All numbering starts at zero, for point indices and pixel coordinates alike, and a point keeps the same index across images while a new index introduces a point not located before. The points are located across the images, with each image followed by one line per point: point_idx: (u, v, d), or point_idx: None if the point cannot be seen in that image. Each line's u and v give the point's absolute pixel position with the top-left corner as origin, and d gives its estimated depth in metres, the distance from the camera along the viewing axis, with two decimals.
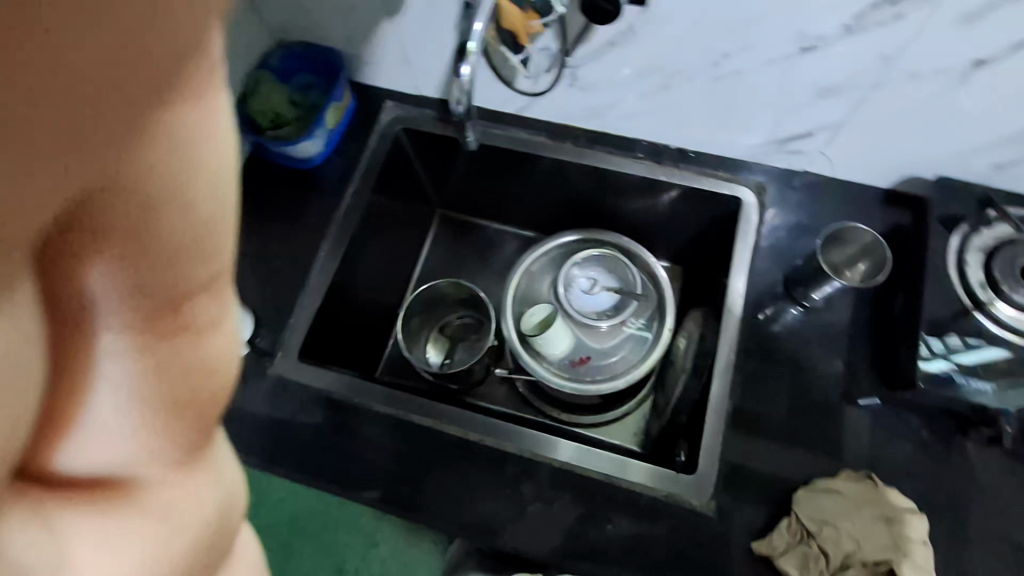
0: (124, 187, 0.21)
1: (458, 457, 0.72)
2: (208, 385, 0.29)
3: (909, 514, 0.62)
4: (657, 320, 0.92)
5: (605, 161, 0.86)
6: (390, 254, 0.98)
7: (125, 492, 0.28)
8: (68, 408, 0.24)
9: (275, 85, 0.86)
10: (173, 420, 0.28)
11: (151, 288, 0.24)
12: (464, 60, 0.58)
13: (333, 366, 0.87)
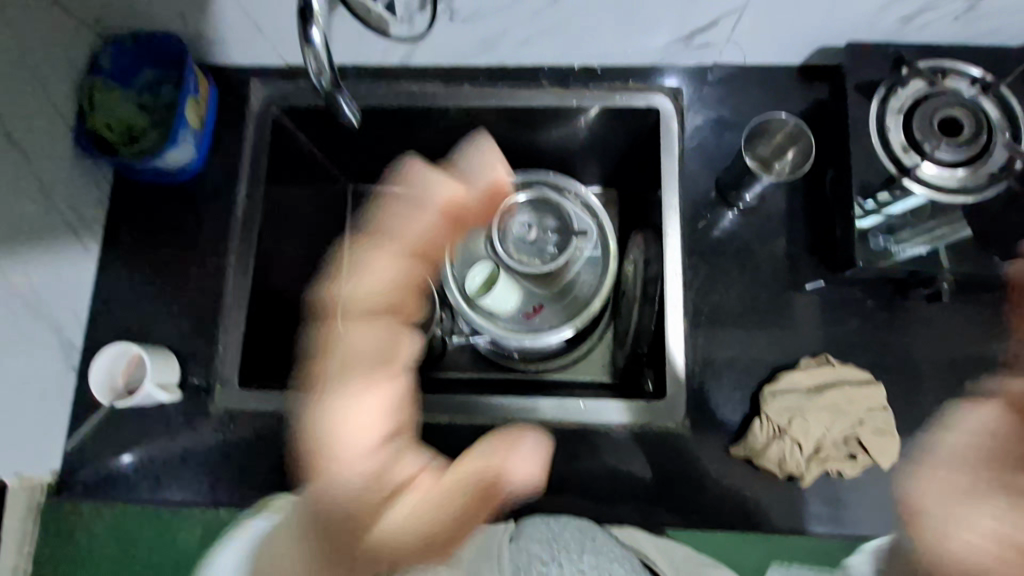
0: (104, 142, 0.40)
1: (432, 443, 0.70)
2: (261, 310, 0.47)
3: (867, 386, 0.65)
4: (601, 249, 0.91)
5: (510, 97, 0.80)
6: (311, 248, 0.90)
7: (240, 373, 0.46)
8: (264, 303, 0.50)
9: (117, 91, 0.74)
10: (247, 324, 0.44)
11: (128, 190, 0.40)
12: (311, 21, 0.48)
13: (282, 380, 0.82)
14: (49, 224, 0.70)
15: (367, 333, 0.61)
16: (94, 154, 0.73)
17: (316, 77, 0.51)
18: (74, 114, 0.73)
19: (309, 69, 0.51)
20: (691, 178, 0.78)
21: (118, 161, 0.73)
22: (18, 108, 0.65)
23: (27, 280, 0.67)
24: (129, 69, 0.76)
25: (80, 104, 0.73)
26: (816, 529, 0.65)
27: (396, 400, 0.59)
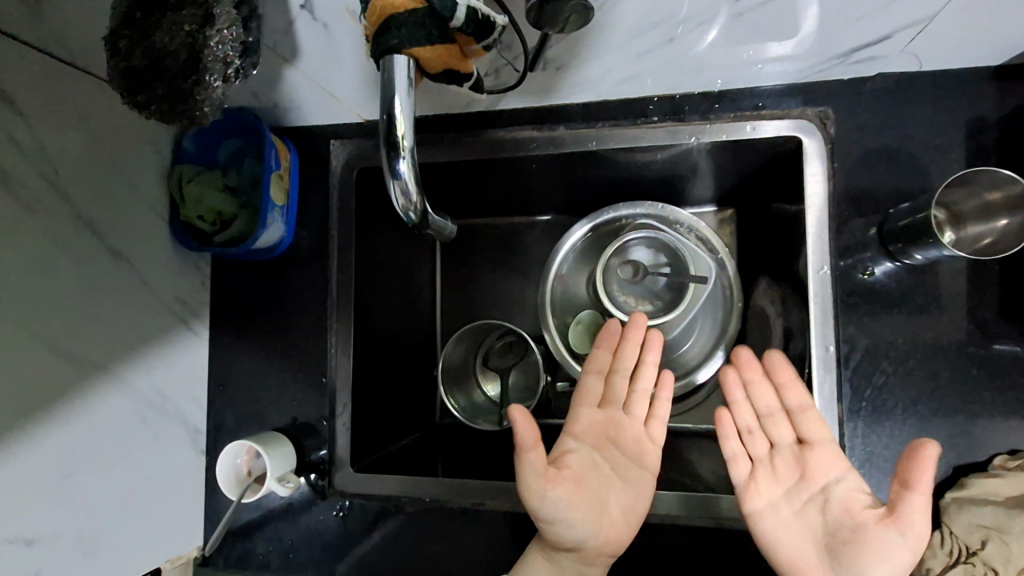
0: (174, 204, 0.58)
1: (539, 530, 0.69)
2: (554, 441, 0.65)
3: None
4: (719, 288, 0.81)
5: (611, 139, 0.69)
6: (408, 302, 0.88)
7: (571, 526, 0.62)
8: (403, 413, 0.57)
9: (201, 174, 0.71)
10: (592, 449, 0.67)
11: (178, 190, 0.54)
12: (398, 158, 0.42)
13: (395, 444, 0.82)
14: (164, 324, 0.72)
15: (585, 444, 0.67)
16: (190, 244, 0.72)
17: (402, 211, 0.45)
18: (168, 207, 0.72)
19: (395, 204, 0.45)
20: (839, 224, 0.65)
21: (219, 251, 0.72)
22: (118, 222, 0.65)
23: (152, 385, 0.69)
24: (210, 147, 0.74)
25: (172, 194, 0.72)
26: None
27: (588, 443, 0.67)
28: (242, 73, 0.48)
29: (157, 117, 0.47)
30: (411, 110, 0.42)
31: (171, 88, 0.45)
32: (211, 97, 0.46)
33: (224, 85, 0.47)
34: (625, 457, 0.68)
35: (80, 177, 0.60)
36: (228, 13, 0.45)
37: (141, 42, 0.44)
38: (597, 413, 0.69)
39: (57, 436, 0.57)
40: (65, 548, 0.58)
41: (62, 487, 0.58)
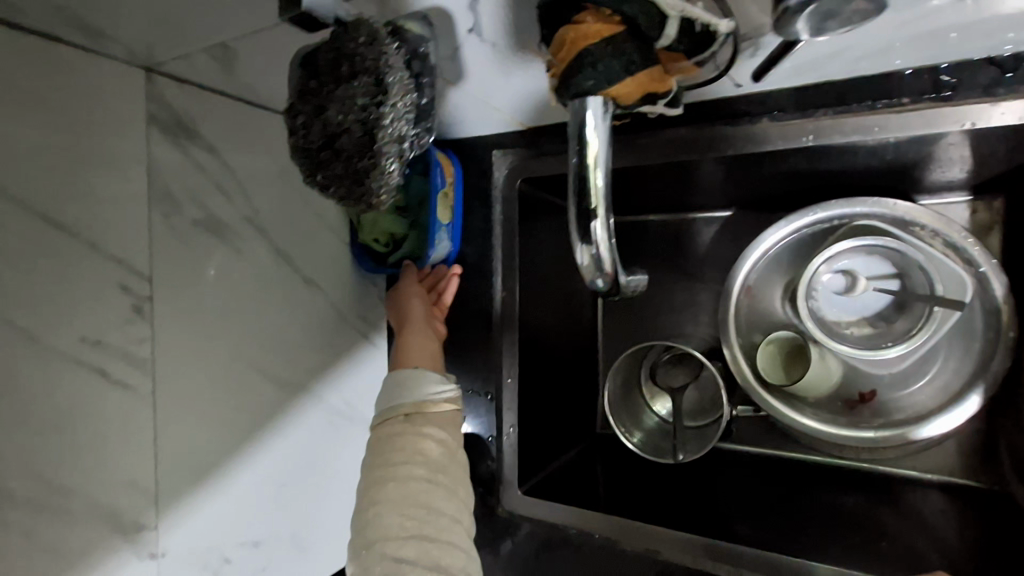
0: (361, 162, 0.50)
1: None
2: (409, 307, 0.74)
3: None
4: (977, 310, 0.62)
5: (833, 131, 0.55)
6: (570, 313, 0.82)
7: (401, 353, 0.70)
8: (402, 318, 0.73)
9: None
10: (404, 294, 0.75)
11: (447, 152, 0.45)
12: (592, 218, 0.39)
13: (558, 464, 0.80)
14: (348, 340, 0.76)
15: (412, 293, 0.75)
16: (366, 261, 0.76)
17: (588, 275, 0.42)
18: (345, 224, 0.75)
19: (582, 268, 0.42)
20: None
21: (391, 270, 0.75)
22: (307, 251, 0.69)
23: (342, 399, 0.75)
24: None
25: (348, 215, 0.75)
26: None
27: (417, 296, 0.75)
28: (412, 142, 0.46)
29: (336, 196, 0.45)
30: (603, 156, 0.39)
31: (348, 167, 0.42)
32: (385, 179, 0.44)
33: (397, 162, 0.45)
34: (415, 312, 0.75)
35: (274, 214, 0.64)
36: (400, 79, 0.41)
37: (318, 119, 0.41)
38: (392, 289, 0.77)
39: (268, 452, 0.64)
40: (280, 547, 0.66)
41: (277, 493, 0.65)
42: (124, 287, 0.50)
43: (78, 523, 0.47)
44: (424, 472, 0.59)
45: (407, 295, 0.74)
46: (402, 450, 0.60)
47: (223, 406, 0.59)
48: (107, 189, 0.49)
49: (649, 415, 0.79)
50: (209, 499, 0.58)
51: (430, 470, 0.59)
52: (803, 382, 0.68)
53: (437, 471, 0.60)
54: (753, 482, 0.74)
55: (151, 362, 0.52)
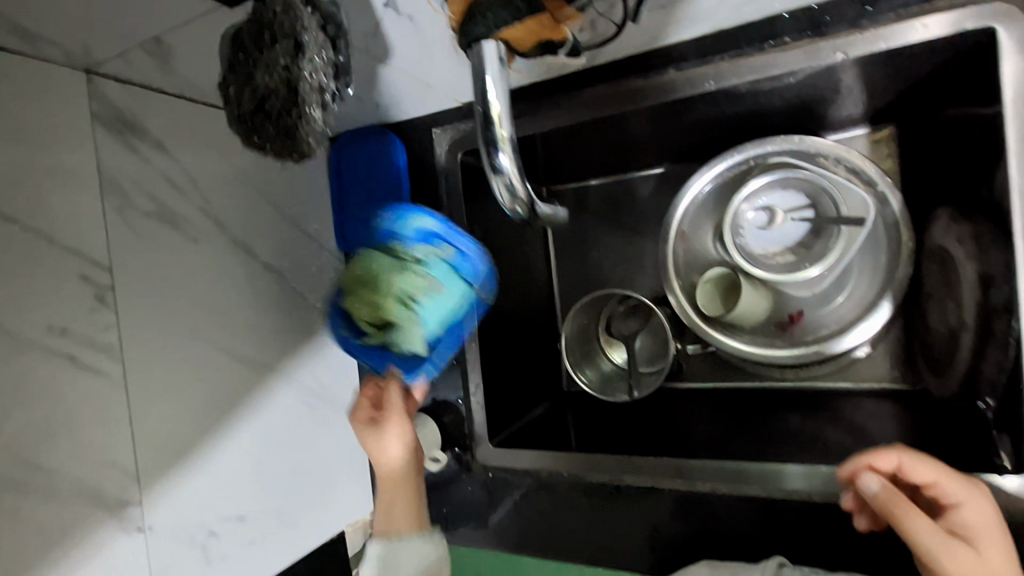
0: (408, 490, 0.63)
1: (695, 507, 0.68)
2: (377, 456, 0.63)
3: None
4: (881, 226, 0.69)
5: (731, 73, 0.61)
6: (526, 276, 0.87)
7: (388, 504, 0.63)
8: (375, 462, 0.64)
9: (386, 266, 0.63)
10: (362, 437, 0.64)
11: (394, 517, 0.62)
12: (499, 149, 0.44)
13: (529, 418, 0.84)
14: (313, 322, 0.79)
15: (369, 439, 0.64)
16: (362, 337, 0.68)
17: (509, 206, 0.47)
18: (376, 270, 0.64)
19: (503, 202, 0.47)
20: None
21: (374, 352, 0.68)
22: (264, 239, 0.72)
23: (312, 380, 0.77)
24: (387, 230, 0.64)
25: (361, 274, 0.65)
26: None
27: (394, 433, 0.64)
28: (337, 98, 0.48)
29: (273, 154, 0.50)
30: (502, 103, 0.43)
31: (279, 124, 0.47)
32: (311, 131, 0.47)
33: (323, 114, 0.48)
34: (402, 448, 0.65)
35: (226, 204, 0.67)
36: (315, 38, 0.45)
37: (247, 86, 0.47)
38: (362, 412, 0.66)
39: (244, 430, 0.67)
40: (265, 520, 0.68)
41: (255, 470, 0.68)
42: (85, 277, 0.53)
43: (62, 500, 0.50)
44: None
45: (372, 434, 0.64)
46: None
47: (195, 389, 0.62)
48: (58, 185, 0.52)
49: (602, 363, 0.85)
50: (189, 476, 0.60)
51: None
52: (738, 313, 0.74)
53: None
54: (706, 411, 0.80)
55: (118, 347, 0.55)
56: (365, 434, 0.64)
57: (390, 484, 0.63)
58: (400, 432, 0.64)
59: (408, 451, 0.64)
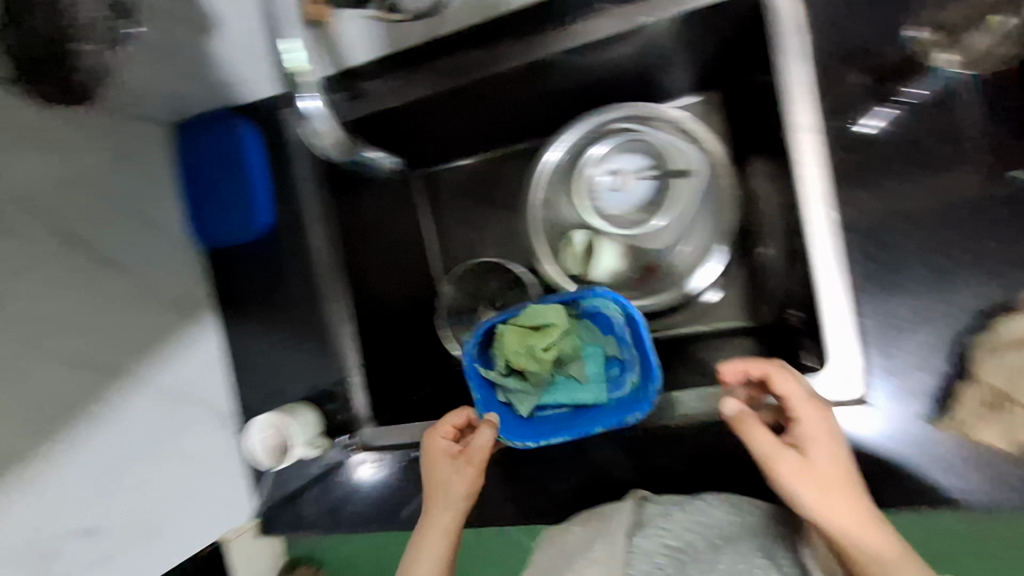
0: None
1: (574, 452, 0.72)
2: (448, 524, 0.59)
3: None
4: (714, 181, 0.76)
5: (562, 40, 0.67)
6: (401, 258, 0.86)
7: (430, 534, 0.59)
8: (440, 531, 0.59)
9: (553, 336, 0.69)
10: (456, 496, 0.60)
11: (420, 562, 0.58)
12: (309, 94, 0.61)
13: (414, 397, 0.83)
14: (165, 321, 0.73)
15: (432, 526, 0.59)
16: (484, 370, 0.69)
17: (328, 145, 0.65)
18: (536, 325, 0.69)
19: (326, 142, 0.65)
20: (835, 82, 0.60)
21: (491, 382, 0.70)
22: (98, 232, 0.66)
23: (174, 380, 0.73)
24: (571, 300, 0.68)
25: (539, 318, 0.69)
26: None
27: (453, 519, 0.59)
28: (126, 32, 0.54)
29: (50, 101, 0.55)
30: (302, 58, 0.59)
31: (57, 82, 0.53)
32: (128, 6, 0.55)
33: (96, 43, 0.51)
34: (439, 503, 0.60)
35: (46, 195, 0.60)
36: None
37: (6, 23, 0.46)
38: (444, 468, 0.61)
39: (88, 438, 0.61)
40: (124, 533, 0.63)
41: (104, 480, 0.62)
42: None
43: None
44: None
45: (457, 482, 0.60)
46: None
47: (18, 397, 0.55)
48: None
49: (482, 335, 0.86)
50: (15, 493, 0.54)
51: None
52: (598, 270, 0.79)
53: None
54: None
55: None
56: (441, 461, 0.61)
57: (430, 538, 0.59)
58: (475, 467, 0.60)
59: (473, 481, 0.60)
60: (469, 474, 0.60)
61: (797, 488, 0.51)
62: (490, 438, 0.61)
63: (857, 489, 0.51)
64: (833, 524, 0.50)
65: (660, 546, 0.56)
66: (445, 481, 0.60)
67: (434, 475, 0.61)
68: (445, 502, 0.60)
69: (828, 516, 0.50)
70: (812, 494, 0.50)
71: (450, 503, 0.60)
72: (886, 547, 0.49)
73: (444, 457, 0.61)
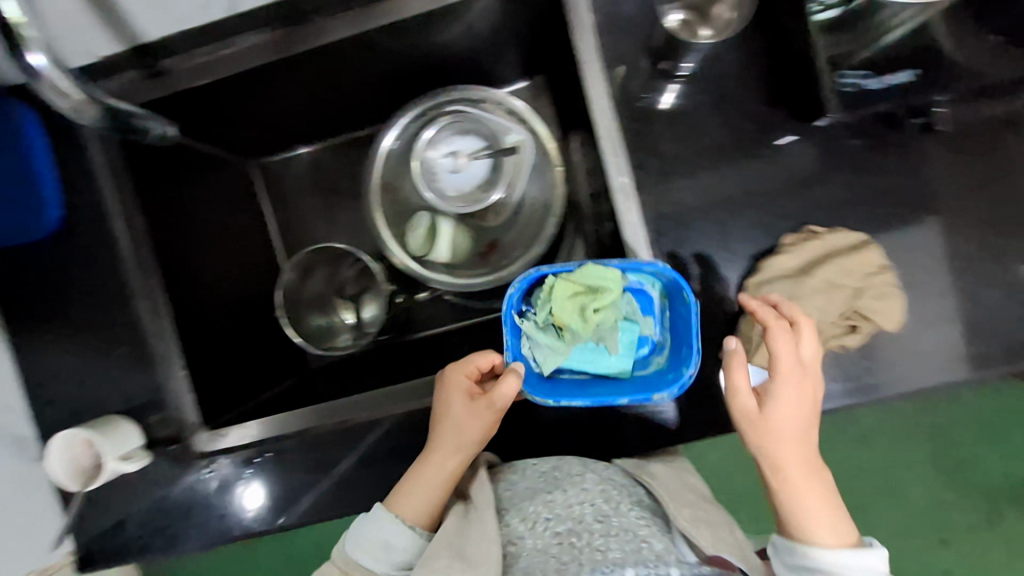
0: (425, 462, 0.64)
1: (419, 440, 0.70)
2: (465, 445, 0.63)
3: (852, 250, 0.64)
4: (543, 158, 0.79)
5: (375, 17, 0.67)
6: (232, 250, 0.81)
7: (434, 449, 0.63)
8: (442, 449, 0.63)
9: (602, 303, 0.62)
10: (471, 425, 0.62)
11: (442, 453, 0.63)
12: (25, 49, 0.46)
13: (253, 399, 0.77)
14: None
15: (445, 441, 0.63)
16: (525, 318, 0.64)
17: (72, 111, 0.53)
18: (578, 295, 0.61)
19: (62, 104, 0.52)
20: (625, 61, 0.66)
21: (524, 331, 0.64)
22: None
23: None
24: (633, 266, 0.60)
25: (579, 291, 0.61)
26: (862, 397, 0.62)
27: (465, 446, 0.63)
28: None
29: None
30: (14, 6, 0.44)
31: None
32: None
33: None
34: (446, 433, 0.63)
35: None
36: None
37: None
38: (461, 399, 0.63)
39: None
40: None
41: None
42: None
43: None
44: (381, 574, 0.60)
45: (468, 414, 0.62)
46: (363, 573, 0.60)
47: None
48: None
49: (336, 319, 0.86)
50: None
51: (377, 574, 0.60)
52: (440, 249, 0.79)
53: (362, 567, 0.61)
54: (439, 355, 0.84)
55: None
56: (457, 398, 0.63)
57: (434, 472, 0.63)
58: (490, 413, 0.61)
59: (484, 426, 0.62)
60: (475, 415, 0.62)
61: (759, 439, 0.56)
62: (516, 388, 0.59)
63: (807, 447, 0.57)
64: (779, 468, 0.56)
65: (551, 534, 0.54)
66: (457, 410, 0.63)
67: (452, 411, 0.63)
68: (454, 430, 0.63)
69: (777, 462, 0.56)
70: (770, 444, 0.56)
71: (470, 424, 0.62)
72: (813, 493, 0.56)
73: (461, 390, 0.63)
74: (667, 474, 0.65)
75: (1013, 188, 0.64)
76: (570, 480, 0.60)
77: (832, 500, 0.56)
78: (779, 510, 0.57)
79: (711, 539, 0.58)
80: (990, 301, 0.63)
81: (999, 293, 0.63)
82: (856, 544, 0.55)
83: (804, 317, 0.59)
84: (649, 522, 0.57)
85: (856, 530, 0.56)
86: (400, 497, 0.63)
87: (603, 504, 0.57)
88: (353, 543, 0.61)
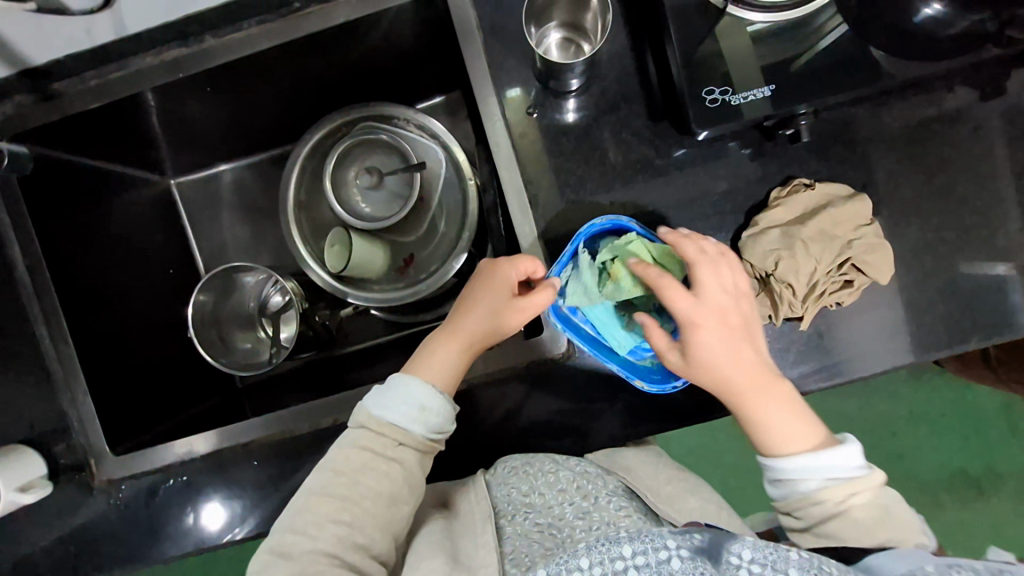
0: (450, 335, 0.64)
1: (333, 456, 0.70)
2: (487, 331, 0.64)
3: (851, 200, 0.63)
4: (455, 171, 0.80)
5: (265, 37, 0.67)
6: (144, 271, 0.80)
7: (460, 328, 0.64)
8: (469, 327, 0.64)
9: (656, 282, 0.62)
10: (502, 318, 0.62)
11: (467, 334, 0.64)
12: None
13: (167, 421, 0.76)
14: None
15: (475, 320, 0.64)
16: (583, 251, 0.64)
17: None
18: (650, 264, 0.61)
19: None
20: (517, 77, 0.68)
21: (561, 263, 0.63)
22: None
23: None
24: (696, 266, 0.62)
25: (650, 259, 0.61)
26: None
27: (486, 331, 0.63)
28: None
29: None
30: None
31: None
32: None
33: None
34: (475, 310, 0.64)
35: None
36: None
37: None
38: (498, 288, 0.64)
39: None
40: None
41: None
42: None
43: None
44: (413, 444, 0.59)
45: (503, 305, 0.63)
46: (380, 467, 0.58)
47: None
48: None
49: (261, 335, 0.84)
50: None
51: (388, 458, 0.59)
52: (358, 266, 0.77)
53: (385, 443, 0.59)
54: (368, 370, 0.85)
55: None
56: (498, 288, 0.63)
57: (457, 345, 0.64)
58: (521, 314, 0.61)
59: (512, 321, 0.62)
60: (507, 310, 0.62)
61: (705, 383, 0.58)
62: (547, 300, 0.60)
63: (749, 373, 0.58)
64: (739, 400, 0.58)
65: (532, 525, 0.60)
66: (492, 297, 0.63)
67: (490, 297, 0.64)
68: (483, 313, 0.64)
69: (734, 397, 0.58)
70: (718, 382, 0.58)
71: (499, 313, 0.63)
72: (770, 406, 0.58)
73: (503, 277, 0.63)
74: (640, 465, 0.65)
75: (899, 190, 0.66)
76: (545, 480, 0.62)
77: (790, 404, 0.58)
78: (749, 432, 0.60)
79: (696, 506, 0.61)
80: (882, 299, 0.64)
81: (891, 293, 0.64)
82: (824, 443, 0.57)
83: (696, 252, 0.59)
84: (630, 512, 0.59)
85: (819, 424, 0.58)
86: (421, 361, 0.64)
87: (581, 501, 0.60)
88: (374, 399, 0.61)
